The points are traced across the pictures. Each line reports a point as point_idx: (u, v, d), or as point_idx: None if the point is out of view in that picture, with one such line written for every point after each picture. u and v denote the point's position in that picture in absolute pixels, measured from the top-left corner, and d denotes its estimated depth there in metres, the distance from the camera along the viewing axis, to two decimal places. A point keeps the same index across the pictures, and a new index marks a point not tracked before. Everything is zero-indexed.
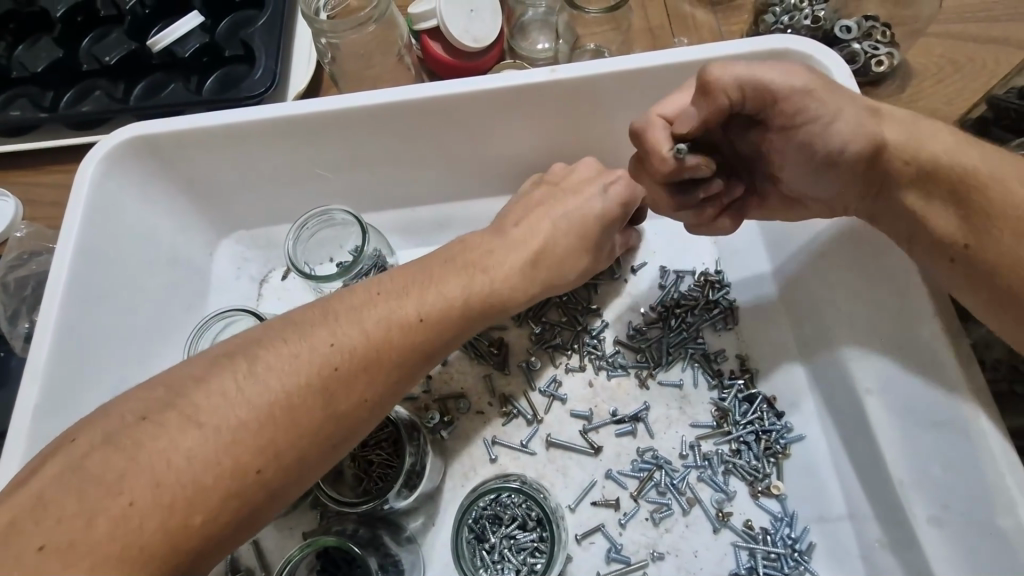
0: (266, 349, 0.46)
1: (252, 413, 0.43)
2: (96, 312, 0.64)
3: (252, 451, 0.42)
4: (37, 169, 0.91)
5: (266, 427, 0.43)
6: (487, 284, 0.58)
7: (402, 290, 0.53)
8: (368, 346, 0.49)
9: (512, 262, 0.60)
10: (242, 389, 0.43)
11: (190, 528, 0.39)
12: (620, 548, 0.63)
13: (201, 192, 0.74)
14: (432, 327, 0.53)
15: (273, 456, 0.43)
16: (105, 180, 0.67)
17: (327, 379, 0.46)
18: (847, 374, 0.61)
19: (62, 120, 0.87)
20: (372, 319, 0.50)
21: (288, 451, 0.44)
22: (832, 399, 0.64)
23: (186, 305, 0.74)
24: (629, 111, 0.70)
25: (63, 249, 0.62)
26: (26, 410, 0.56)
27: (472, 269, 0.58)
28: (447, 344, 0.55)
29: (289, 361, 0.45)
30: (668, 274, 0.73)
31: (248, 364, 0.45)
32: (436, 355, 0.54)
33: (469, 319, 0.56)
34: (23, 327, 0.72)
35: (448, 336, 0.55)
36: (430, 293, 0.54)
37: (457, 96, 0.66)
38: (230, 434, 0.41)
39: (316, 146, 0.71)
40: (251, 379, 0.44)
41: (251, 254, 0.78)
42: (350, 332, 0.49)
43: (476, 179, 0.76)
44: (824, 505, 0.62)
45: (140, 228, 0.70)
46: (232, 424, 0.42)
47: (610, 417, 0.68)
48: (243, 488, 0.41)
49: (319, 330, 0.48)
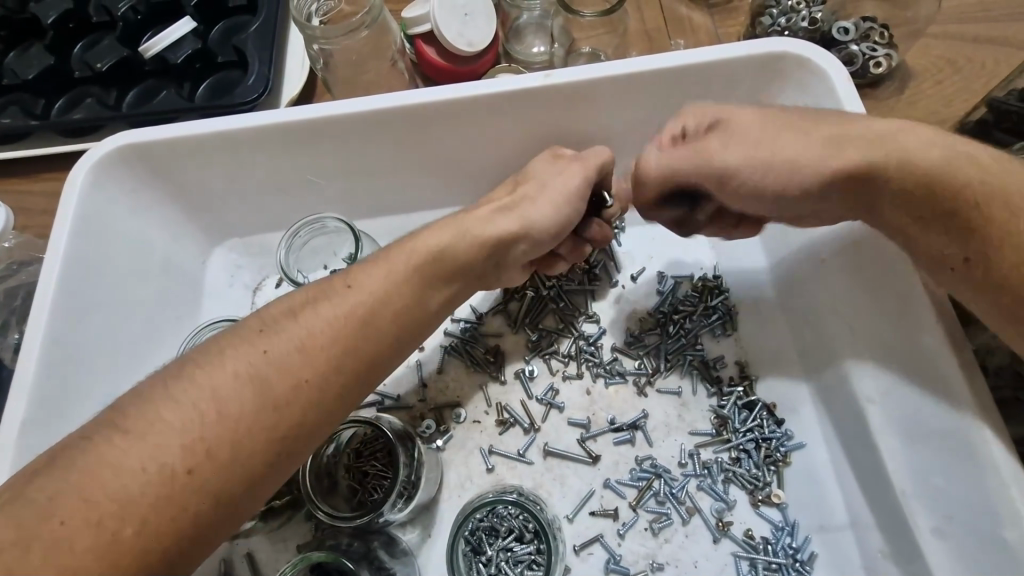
0: (208, 351, 0.47)
1: (185, 412, 0.43)
2: (86, 323, 0.63)
3: (179, 452, 0.42)
4: (29, 177, 0.90)
5: (192, 428, 0.43)
6: (415, 256, 0.55)
7: (339, 279, 0.53)
8: (305, 334, 0.49)
9: (446, 235, 0.57)
10: (170, 392, 0.44)
11: (122, 540, 0.39)
12: (619, 559, 0.62)
13: (194, 201, 0.73)
14: (363, 303, 0.51)
15: (204, 456, 0.42)
16: (95, 190, 0.66)
17: (256, 368, 0.46)
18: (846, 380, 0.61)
19: (54, 128, 0.87)
20: (309, 312, 0.50)
21: (228, 450, 0.43)
22: (834, 405, 0.63)
23: (177, 315, 0.73)
24: (624, 115, 0.69)
25: (53, 260, 0.61)
26: (14, 424, 0.55)
27: (406, 244, 0.57)
28: (390, 318, 0.53)
29: (225, 361, 0.46)
30: (666, 280, 0.72)
31: (187, 368, 0.45)
32: (379, 329, 0.52)
33: (409, 294, 0.54)
34: (13, 338, 0.71)
35: (389, 313, 0.53)
36: (357, 271, 0.54)
37: (422, 100, 0.66)
38: (157, 438, 0.41)
39: (307, 152, 0.70)
40: (184, 381, 0.44)
41: (243, 261, 0.78)
42: (285, 327, 0.49)
43: (471, 184, 0.75)
44: (824, 514, 0.61)
45: (131, 238, 0.69)
46: (157, 428, 0.42)
47: (608, 426, 0.67)
48: (175, 493, 0.41)
49: (258, 330, 0.49)
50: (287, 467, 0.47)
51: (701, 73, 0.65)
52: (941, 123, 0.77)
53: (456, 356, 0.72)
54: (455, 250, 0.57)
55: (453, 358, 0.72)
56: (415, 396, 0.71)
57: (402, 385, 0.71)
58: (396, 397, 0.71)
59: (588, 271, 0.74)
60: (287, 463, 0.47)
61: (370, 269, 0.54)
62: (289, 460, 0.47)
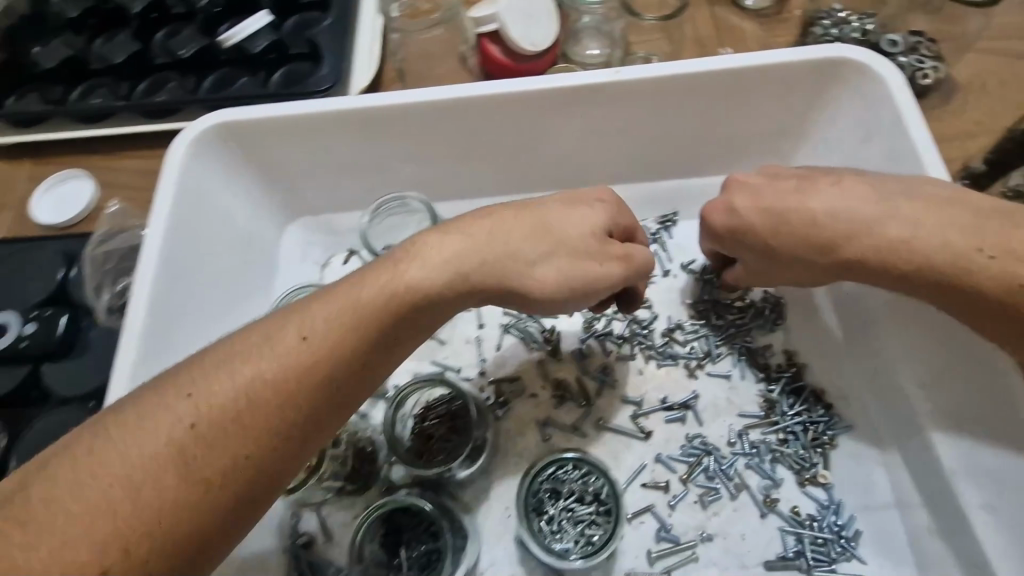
0: (214, 354, 0.45)
1: (98, 498, 0.38)
2: (179, 286, 0.67)
3: (88, 549, 0.36)
4: (111, 154, 0.96)
5: (105, 517, 0.37)
6: (382, 296, 0.50)
7: (284, 317, 0.47)
8: (241, 393, 0.43)
9: (416, 281, 0.51)
10: (76, 472, 0.38)
11: None
12: (669, 528, 0.65)
13: (278, 179, 0.78)
14: (366, 309, 0.49)
15: (123, 551, 0.37)
16: (194, 161, 0.71)
17: (182, 438, 0.41)
18: (901, 372, 0.65)
19: (136, 108, 0.93)
20: (246, 360, 0.44)
21: (152, 541, 0.38)
22: (885, 393, 0.66)
23: (257, 282, 0.77)
24: (684, 113, 0.73)
25: (155, 226, 0.66)
26: (123, 372, 0.60)
27: (369, 280, 0.50)
28: (347, 372, 0.47)
29: (231, 372, 0.43)
30: (705, 273, 0.77)
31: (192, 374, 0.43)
32: (333, 382, 0.46)
33: (371, 338, 0.49)
34: (106, 298, 0.77)
35: (347, 366, 0.47)
36: (309, 313, 0.48)
37: (498, 95, 0.70)
38: (62, 534, 0.36)
39: (387, 136, 0.74)
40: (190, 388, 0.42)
41: (313, 239, 0.82)
42: (216, 379, 0.43)
43: (534, 175, 0.79)
44: (870, 495, 0.64)
45: (221, 209, 0.74)
46: (62, 517, 0.37)
47: (660, 404, 0.71)
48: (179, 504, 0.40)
49: (262, 335, 0.46)
50: (223, 545, 0.42)
51: (762, 75, 0.69)
52: (986, 134, 0.80)
53: (516, 334, 0.76)
54: (428, 296, 0.51)
55: (512, 336, 0.77)
56: (475, 369, 0.75)
57: (464, 359, 0.76)
58: (457, 370, 0.76)
59: None
60: (224, 539, 0.42)
61: (382, 266, 0.52)
62: (228, 535, 0.42)
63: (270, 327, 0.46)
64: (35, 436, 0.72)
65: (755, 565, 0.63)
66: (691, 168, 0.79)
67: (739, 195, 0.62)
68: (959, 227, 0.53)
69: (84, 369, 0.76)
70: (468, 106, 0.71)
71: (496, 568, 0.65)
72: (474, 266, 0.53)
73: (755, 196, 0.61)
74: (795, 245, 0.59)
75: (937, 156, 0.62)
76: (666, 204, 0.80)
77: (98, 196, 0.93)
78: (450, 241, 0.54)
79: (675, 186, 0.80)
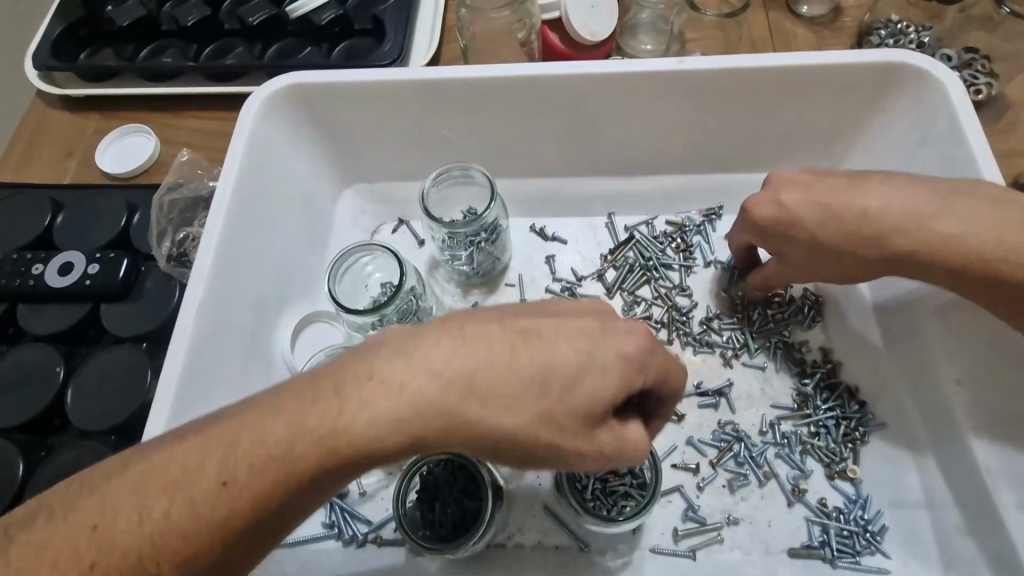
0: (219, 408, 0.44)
1: None
2: (246, 234, 0.69)
3: None
4: (173, 113, 0.99)
5: None
6: (322, 442, 0.41)
7: (215, 437, 0.41)
8: (158, 532, 0.40)
9: (368, 427, 0.41)
10: None
11: None
12: (696, 509, 0.67)
13: (338, 144, 0.81)
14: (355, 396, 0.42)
15: None
16: (266, 118, 0.74)
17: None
18: (939, 373, 0.66)
19: (203, 70, 0.97)
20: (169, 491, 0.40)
21: None
22: (926, 398, 0.67)
23: (313, 241, 0.79)
24: (739, 109, 0.75)
25: (227, 174, 0.69)
26: (192, 308, 0.62)
27: (315, 409, 0.42)
28: (276, 512, 0.42)
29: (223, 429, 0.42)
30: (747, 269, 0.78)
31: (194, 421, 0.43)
32: (257, 524, 0.42)
33: (306, 482, 0.42)
34: (166, 247, 0.79)
35: (276, 506, 0.42)
36: (239, 445, 0.41)
37: (562, 77, 0.73)
38: None
39: (449, 111, 0.77)
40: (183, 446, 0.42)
41: (366, 206, 0.85)
42: (130, 512, 0.40)
43: (587, 159, 0.81)
44: (899, 492, 0.65)
45: (286, 166, 0.76)
46: None
47: (694, 389, 0.73)
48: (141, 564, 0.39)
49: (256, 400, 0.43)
50: None
51: (821, 75, 0.71)
52: None
53: None
54: (376, 450, 0.42)
55: None
56: None
57: None
58: None
59: (684, 250, 0.81)
60: None
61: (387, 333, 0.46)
62: None
63: (197, 453, 0.41)
64: (89, 371, 0.75)
65: (779, 551, 0.64)
66: (739, 164, 0.81)
67: (789, 191, 0.62)
68: (1009, 233, 0.55)
69: (141, 313, 0.78)
70: (533, 87, 0.74)
71: (523, 533, 0.67)
72: (448, 417, 0.42)
73: (806, 192, 0.62)
74: (847, 234, 0.59)
75: (992, 163, 0.63)
76: (712, 198, 0.83)
77: (160, 152, 0.97)
78: (446, 346, 0.43)
79: (724, 181, 0.82)
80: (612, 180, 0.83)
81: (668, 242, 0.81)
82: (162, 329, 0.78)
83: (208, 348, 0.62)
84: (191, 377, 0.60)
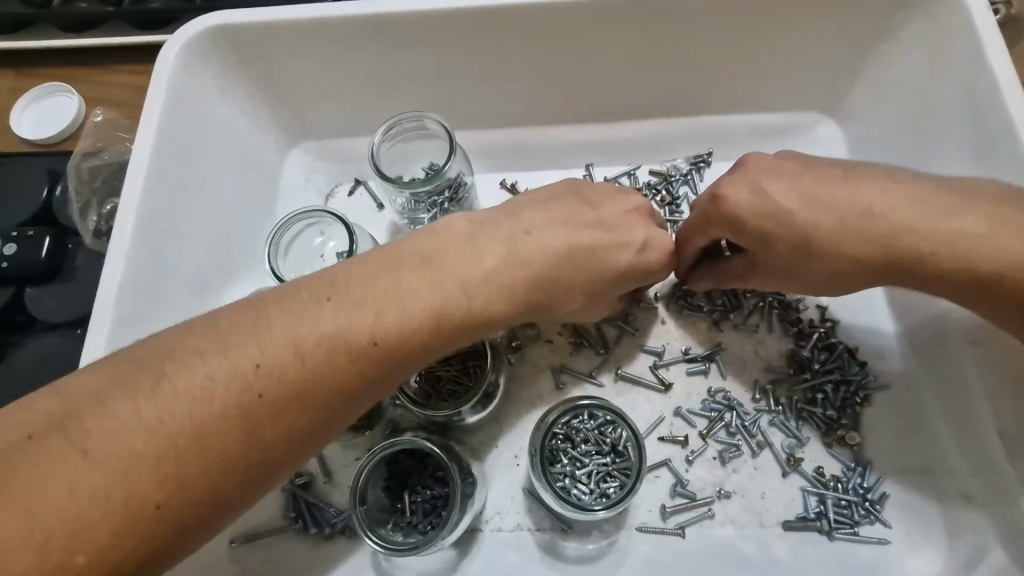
0: (191, 338, 0.41)
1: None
2: (173, 202, 0.62)
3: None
4: (95, 66, 0.87)
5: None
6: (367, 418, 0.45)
7: (291, 379, 0.41)
8: (173, 454, 0.38)
9: None
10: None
11: None
12: (686, 484, 0.62)
13: (280, 92, 0.71)
14: (410, 339, 0.45)
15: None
16: (187, 69, 0.65)
17: (83, 492, 0.35)
18: (957, 336, 0.60)
19: (125, 15, 0.84)
20: (215, 418, 0.39)
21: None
22: (935, 358, 0.62)
23: (260, 207, 0.71)
24: (727, 39, 0.67)
25: (144, 134, 0.61)
26: (114, 285, 0.56)
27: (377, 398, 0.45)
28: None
29: (202, 374, 0.39)
30: None
31: (168, 362, 0.39)
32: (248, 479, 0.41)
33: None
34: (92, 221, 0.73)
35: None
36: (305, 392, 0.42)
37: (529, 8, 0.64)
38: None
39: (403, 52, 0.68)
40: (157, 382, 0.39)
41: (319, 166, 0.76)
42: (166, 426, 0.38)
43: (560, 106, 0.73)
44: (904, 458, 0.61)
45: (219, 124, 0.68)
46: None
47: (682, 356, 0.66)
48: (144, 523, 0.36)
49: (243, 342, 0.41)
50: None
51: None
52: None
53: None
54: None
55: None
56: None
57: None
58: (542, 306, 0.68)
59: (671, 203, 0.71)
60: None
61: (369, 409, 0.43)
62: None
63: (273, 387, 0.41)
64: (20, 360, 0.68)
65: (774, 524, 0.60)
66: (732, 105, 0.73)
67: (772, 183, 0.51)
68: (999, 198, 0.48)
69: (68, 297, 0.71)
70: (499, 21, 0.65)
71: (502, 516, 0.62)
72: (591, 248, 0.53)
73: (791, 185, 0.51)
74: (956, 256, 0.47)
75: (1014, 89, 0.56)
76: (700, 143, 0.74)
77: (83, 114, 0.86)
78: None
79: (715, 123, 0.74)
80: (592, 127, 0.75)
81: (652, 193, 0.72)
82: None
83: (137, 316, 0.58)
84: (122, 345, 0.56)
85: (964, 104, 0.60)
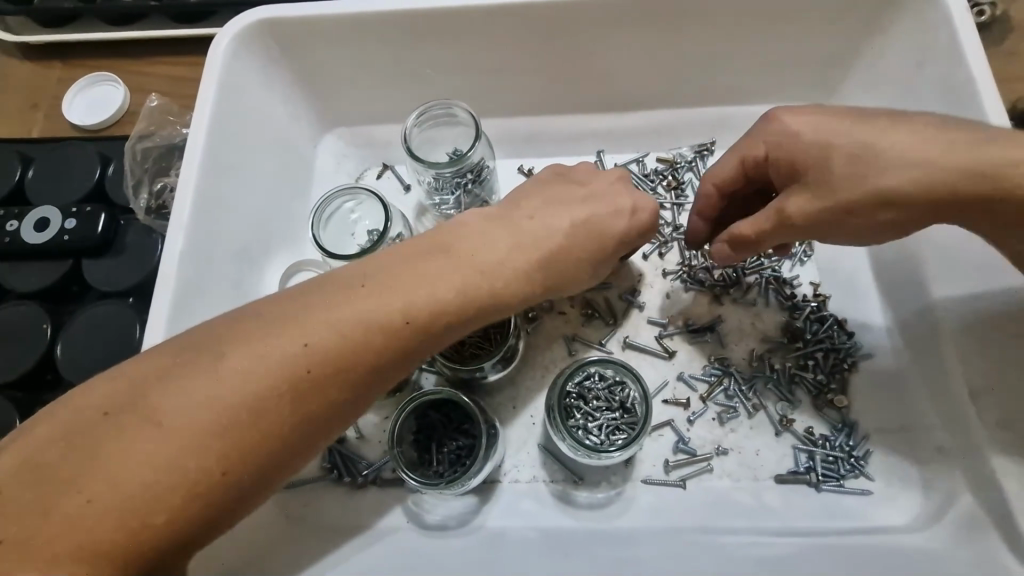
0: (233, 323, 0.46)
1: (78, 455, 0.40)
2: (223, 182, 0.68)
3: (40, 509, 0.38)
4: (139, 58, 0.94)
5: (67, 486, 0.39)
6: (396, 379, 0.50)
7: (326, 347, 0.45)
8: (228, 411, 0.42)
9: None
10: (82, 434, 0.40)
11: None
12: (687, 441, 0.68)
13: (316, 81, 0.77)
14: (426, 315, 0.49)
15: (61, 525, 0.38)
16: (236, 58, 0.71)
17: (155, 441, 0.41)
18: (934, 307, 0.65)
19: (168, 10, 0.90)
20: (258, 382, 0.43)
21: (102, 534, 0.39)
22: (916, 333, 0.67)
23: (296, 189, 0.77)
24: (726, 36, 0.72)
25: (198, 117, 0.67)
26: (175, 254, 0.63)
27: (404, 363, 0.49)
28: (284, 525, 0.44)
29: (253, 345, 0.44)
30: None
31: (221, 337, 0.45)
32: (296, 433, 0.45)
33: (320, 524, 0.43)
34: (143, 199, 0.79)
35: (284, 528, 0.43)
36: (344, 358, 0.46)
37: (545, 7, 0.70)
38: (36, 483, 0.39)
39: (428, 46, 0.74)
40: (216, 349, 0.44)
41: (350, 151, 0.82)
42: (221, 388, 0.42)
43: (572, 98, 0.79)
44: (885, 419, 0.67)
45: (262, 111, 0.74)
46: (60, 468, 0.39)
47: (685, 326, 0.72)
48: (203, 478, 0.41)
49: (289, 317, 0.46)
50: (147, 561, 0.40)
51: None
52: None
53: None
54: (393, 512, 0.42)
55: None
56: None
57: None
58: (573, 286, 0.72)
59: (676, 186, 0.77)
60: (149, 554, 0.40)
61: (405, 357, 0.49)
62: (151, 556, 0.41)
63: (313, 356, 0.45)
64: (77, 327, 0.74)
65: (767, 478, 0.66)
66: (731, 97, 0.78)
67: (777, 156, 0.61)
68: None
69: (123, 269, 0.77)
70: (518, 18, 0.71)
71: (519, 469, 0.68)
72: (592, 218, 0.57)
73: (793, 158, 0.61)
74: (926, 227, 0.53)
75: (988, 82, 0.62)
76: (704, 132, 0.79)
77: (128, 102, 0.92)
78: None
79: (717, 113, 0.79)
80: (603, 117, 0.81)
81: (659, 178, 0.78)
82: (149, 282, 0.77)
83: (191, 292, 0.63)
84: (180, 314, 0.62)
85: (944, 97, 0.65)
